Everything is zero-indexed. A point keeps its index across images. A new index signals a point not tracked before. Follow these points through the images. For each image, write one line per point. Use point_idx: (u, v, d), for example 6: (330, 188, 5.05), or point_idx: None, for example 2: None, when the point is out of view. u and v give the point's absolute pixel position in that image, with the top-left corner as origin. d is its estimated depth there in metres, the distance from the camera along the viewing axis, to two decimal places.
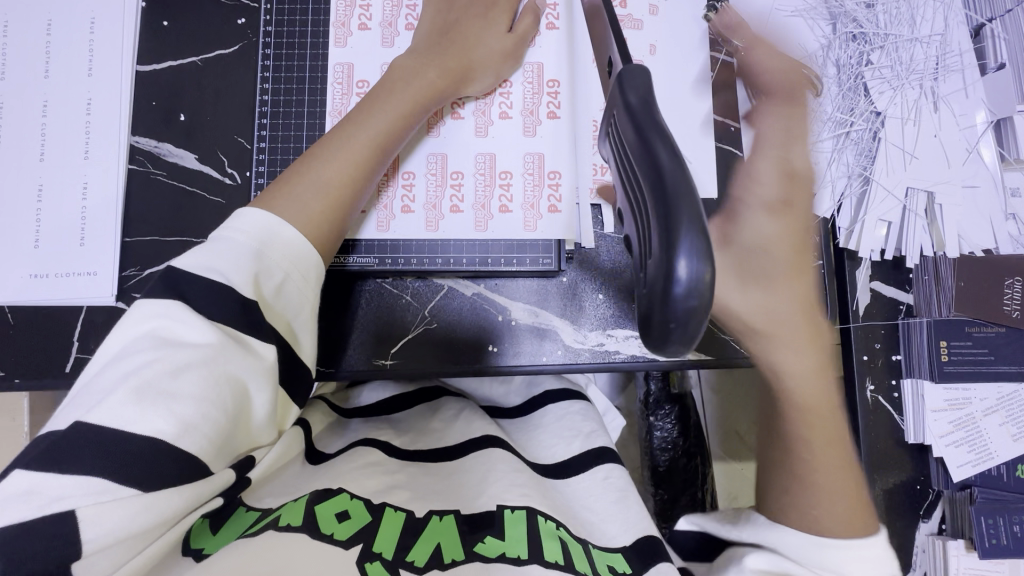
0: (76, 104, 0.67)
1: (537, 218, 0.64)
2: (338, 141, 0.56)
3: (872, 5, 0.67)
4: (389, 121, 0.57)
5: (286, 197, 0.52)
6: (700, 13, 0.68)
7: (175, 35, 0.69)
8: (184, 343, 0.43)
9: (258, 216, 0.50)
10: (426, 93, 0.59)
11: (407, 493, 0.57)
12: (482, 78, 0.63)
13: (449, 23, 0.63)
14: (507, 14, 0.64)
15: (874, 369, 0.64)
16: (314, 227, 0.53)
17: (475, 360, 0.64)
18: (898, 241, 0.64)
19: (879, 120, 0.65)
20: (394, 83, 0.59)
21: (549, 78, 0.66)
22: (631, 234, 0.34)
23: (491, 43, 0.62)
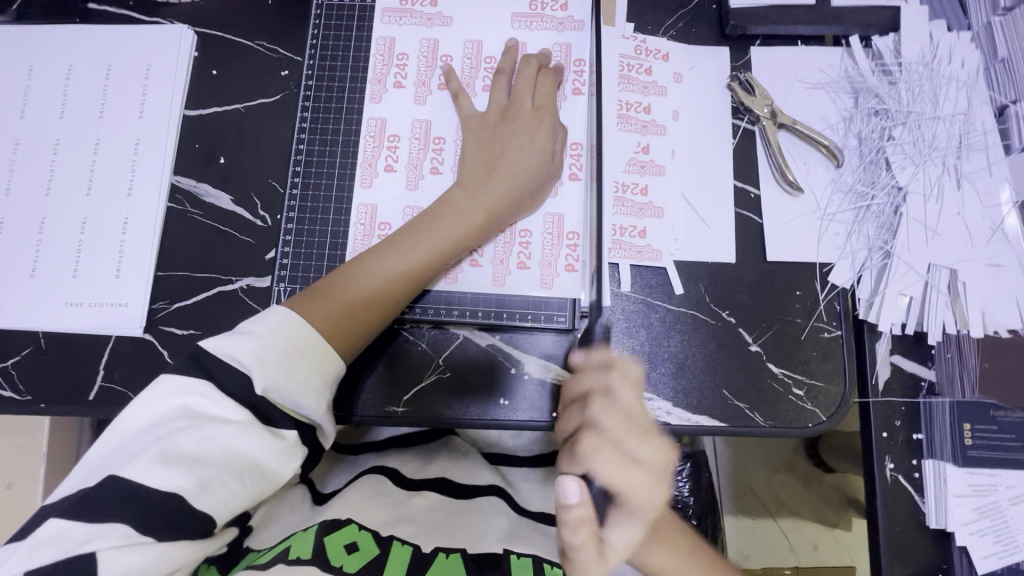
0: (125, 143, 0.71)
1: (554, 276, 0.65)
2: (376, 262, 0.59)
3: (895, 82, 0.68)
4: (426, 254, 0.60)
5: (321, 310, 0.56)
6: (724, 83, 0.71)
7: (223, 83, 0.73)
8: (213, 416, 0.47)
9: (288, 323, 0.53)
10: (466, 232, 0.61)
11: (414, 527, 0.60)
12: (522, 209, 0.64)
13: (493, 145, 0.65)
14: (551, 136, 0.65)
15: (893, 447, 0.62)
16: (341, 341, 0.56)
17: (486, 413, 0.64)
18: (920, 316, 0.64)
19: (901, 194, 0.65)
20: (438, 214, 0.62)
21: (573, 141, 0.68)
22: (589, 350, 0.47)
23: (533, 176, 0.64)
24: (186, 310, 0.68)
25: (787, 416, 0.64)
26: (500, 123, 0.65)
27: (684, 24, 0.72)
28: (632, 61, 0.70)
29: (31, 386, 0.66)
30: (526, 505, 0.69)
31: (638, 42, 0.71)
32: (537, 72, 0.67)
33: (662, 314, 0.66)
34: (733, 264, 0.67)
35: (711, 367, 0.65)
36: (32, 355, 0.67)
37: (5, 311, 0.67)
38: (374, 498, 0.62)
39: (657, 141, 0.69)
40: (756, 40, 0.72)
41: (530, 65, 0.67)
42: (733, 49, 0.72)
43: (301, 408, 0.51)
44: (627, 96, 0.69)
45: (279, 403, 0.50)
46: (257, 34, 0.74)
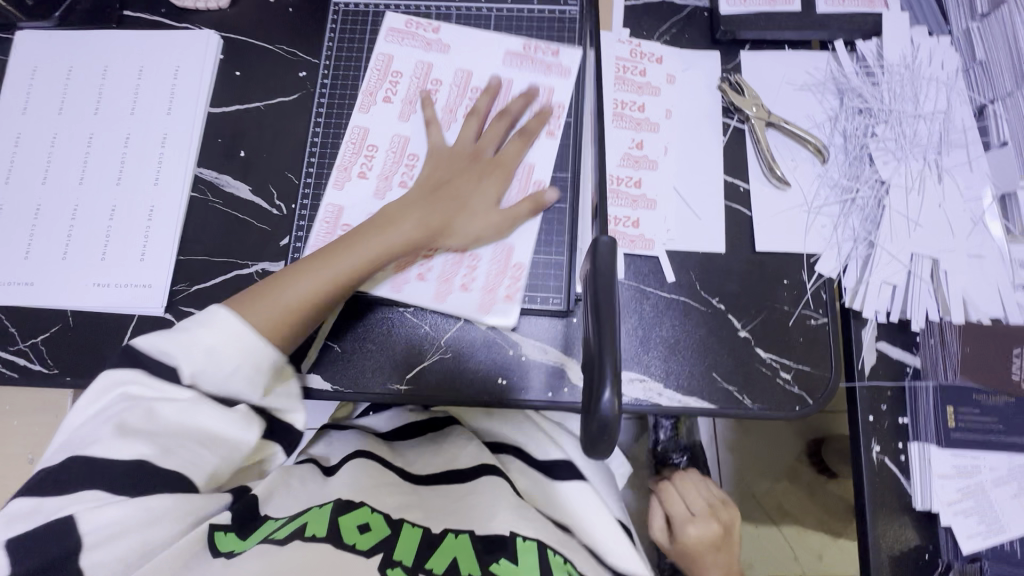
0: (153, 137, 0.76)
1: (547, 262, 0.68)
2: (312, 269, 0.62)
3: (877, 83, 0.71)
4: (355, 261, 0.62)
5: (257, 307, 0.59)
6: (714, 84, 0.75)
7: (245, 83, 0.78)
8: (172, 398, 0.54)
9: (225, 322, 0.56)
10: (396, 246, 0.63)
11: (421, 513, 0.62)
12: (456, 236, 0.66)
13: (442, 179, 0.67)
14: (499, 186, 0.68)
15: (880, 430, 0.64)
16: (276, 337, 0.59)
17: (485, 392, 0.67)
18: (903, 304, 0.66)
19: (884, 188, 0.68)
20: (377, 226, 0.64)
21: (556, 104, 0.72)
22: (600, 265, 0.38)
23: (477, 211, 0.67)
24: (204, 292, 0.72)
25: (775, 399, 0.66)
26: (448, 161, 0.68)
27: (677, 30, 0.77)
28: (628, 64, 0.75)
29: (58, 361, 0.70)
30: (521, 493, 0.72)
31: (634, 46, 0.75)
32: (506, 126, 0.70)
33: (655, 300, 0.69)
34: (723, 254, 0.70)
35: (702, 352, 0.67)
36: (61, 332, 0.71)
37: (37, 290, 0.71)
38: (384, 485, 0.65)
39: (651, 138, 0.72)
40: (746, 44, 0.76)
41: (499, 115, 0.70)
42: (723, 53, 0.76)
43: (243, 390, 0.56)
44: (623, 95, 0.73)
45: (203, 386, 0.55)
46: (278, 38, 0.80)
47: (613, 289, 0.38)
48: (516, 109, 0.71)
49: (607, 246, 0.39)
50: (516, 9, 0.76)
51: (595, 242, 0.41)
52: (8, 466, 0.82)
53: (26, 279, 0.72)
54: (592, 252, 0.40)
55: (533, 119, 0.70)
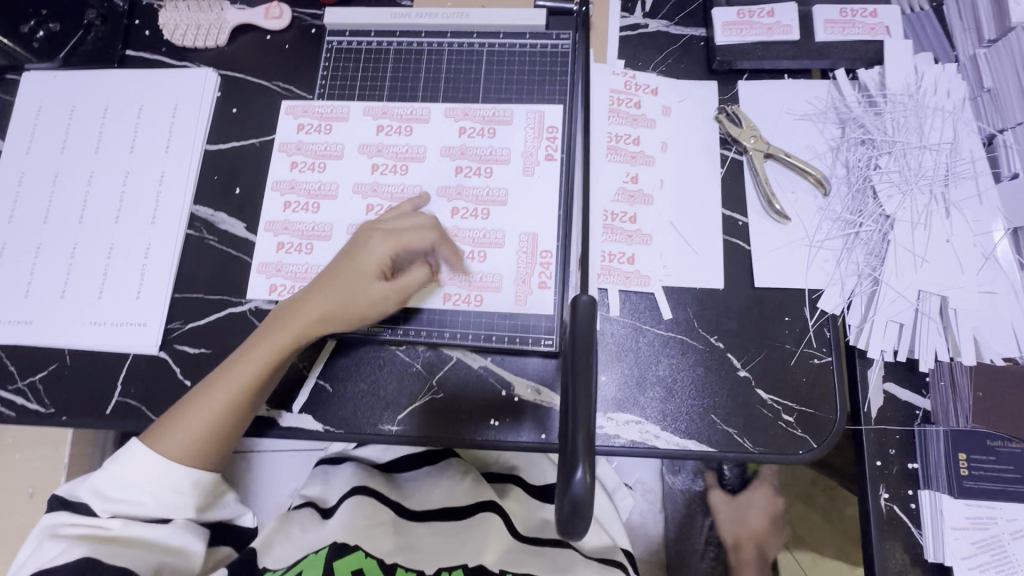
0: (151, 175, 0.77)
1: (528, 293, 0.67)
2: (208, 390, 0.61)
3: (880, 112, 0.69)
4: (249, 369, 0.61)
5: (165, 432, 0.60)
6: (711, 115, 0.73)
7: (241, 120, 0.79)
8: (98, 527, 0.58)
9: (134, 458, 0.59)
10: (288, 344, 0.61)
11: (417, 556, 0.62)
12: (349, 321, 0.62)
13: (339, 253, 0.63)
14: (396, 266, 0.63)
15: (888, 476, 0.61)
16: (188, 458, 0.60)
17: (476, 433, 0.66)
18: (911, 343, 0.63)
19: (889, 222, 0.66)
20: (270, 325, 0.62)
21: (549, 125, 0.72)
22: (574, 319, 0.38)
23: (360, 306, 0.61)
24: (199, 329, 0.72)
25: (777, 443, 0.63)
26: (356, 232, 0.64)
27: (673, 60, 0.76)
28: (622, 96, 0.74)
29: (54, 400, 0.71)
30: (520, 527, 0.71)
31: (630, 77, 0.74)
32: (414, 192, 0.65)
33: (651, 338, 0.67)
34: (721, 290, 0.68)
35: (700, 392, 0.65)
36: (58, 370, 0.72)
37: (35, 329, 0.72)
38: (380, 526, 0.64)
39: (646, 171, 0.71)
40: (744, 74, 0.74)
41: (406, 200, 0.65)
42: (721, 83, 0.74)
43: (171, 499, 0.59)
44: (617, 128, 0.72)
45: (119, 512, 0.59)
46: (274, 75, 0.80)
47: (591, 354, 0.36)
48: (429, 178, 0.65)
49: (585, 307, 0.38)
50: (508, 44, 0.75)
51: (575, 300, 0.39)
52: (9, 499, 0.83)
53: (26, 318, 0.73)
54: (571, 313, 0.39)
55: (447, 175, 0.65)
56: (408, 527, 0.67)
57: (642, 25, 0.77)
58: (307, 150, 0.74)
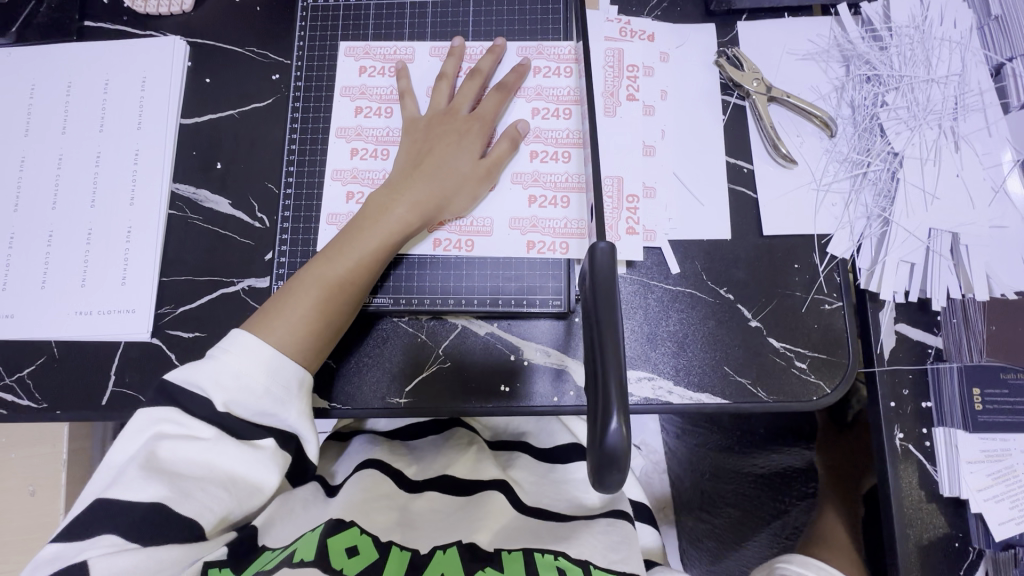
0: (126, 154, 0.73)
1: (616, 239, 0.65)
2: (311, 284, 0.60)
3: (886, 47, 0.67)
4: (359, 256, 0.60)
5: (267, 325, 0.58)
6: (711, 59, 0.70)
7: (216, 90, 0.75)
8: (196, 437, 0.53)
9: (244, 342, 0.56)
10: (395, 230, 0.61)
11: (419, 532, 0.59)
12: (456, 200, 0.63)
13: (422, 151, 0.64)
14: (480, 139, 0.64)
15: (902, 416, 0.61)
16: (298, 351, 0.58)
17: (488, 400, 0.65)
18: (922, 282, 0.63)
19: (897, 160, 0.64)
20: (366, 221, 0.61)
21: (629, 64, 0.70)
22: (594, 263, 0.36)
23: (468, 154, 0.63)
24: (190, 313, 0.69)
25: (791, 391, 0.63)
26: (430, 131, 0.64)
27: (668, 3, 0.72)
28: (618, 43, 0.70)
29: (46, 395, 0.68)
30: (527, 498, 0.68)
31: (625, 22, 0.71)
32: (477, 84, 0.66)
33: (659, 293, 0.66)
34: (729, 240, 0.66)
35: (709, 344, 0.64)
36: (47, 364, 0.69)
37: (18, 323, 0.69)
38: (382, 503, 0.62)
39: (647, 121, 0.68)
40: (743, 14, 0.71)
41: (469, 76, 0.66)
42: (718, 26, 0.71)
43: (273, 414, 0.56)
44: (616, 76, 0.69)
45: (241, 412, 0.55)
46: (247, 40, 0.75)
47: (615, 300, 0.35)
48: (488, 67, 0.67)
49: (606, 254, 0.36)
50: None
51: (591, 249, 0.37)
52: (10, 499, 0.80)
53: (7, 312, 0.69)
54: (587, 263, 0.37)
55: (513, 74, 0.66)
56: (411, 504, 0.65)
57: None
58: (346, 106, 0.70)
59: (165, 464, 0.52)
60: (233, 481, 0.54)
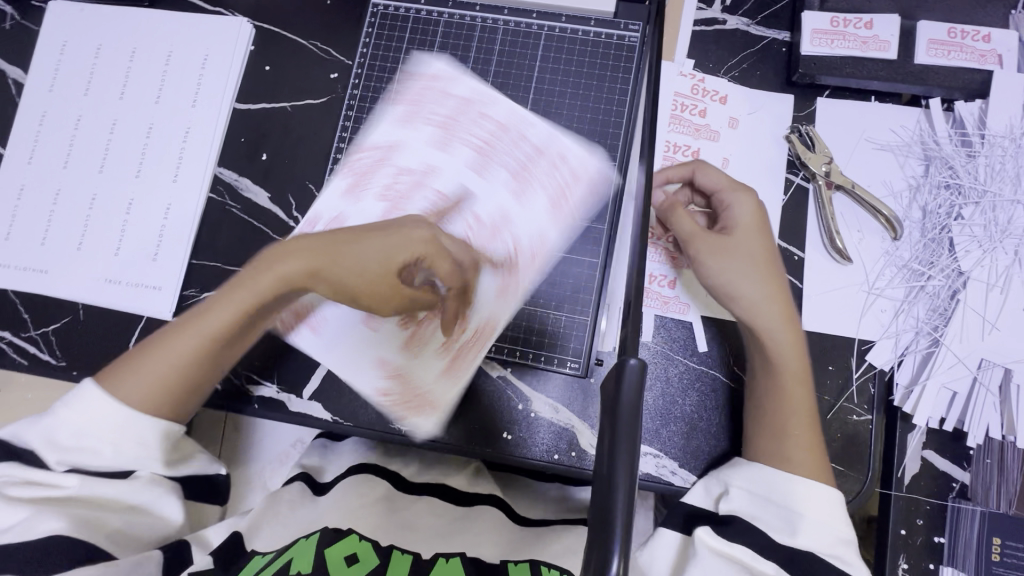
0: (176, 130, 0.73)
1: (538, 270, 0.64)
2: (180, 341, 0.58)
3: (974, 155, 0.62)
4: (218, 320, 0.58)
5: (119, 378, 0.56)
6: (783, 133, 0.67)
7: (274, 80, 0.74)
8: (56, 487, 0.52)
9: (88, 395, 0.55)
10: (257, 296, 0.59)
11: (421, 535, 0.58)
12: (329, 279, 0.60)
13: (328, 237, 0.61)
14: (388, 233, 0.61)
15: (911, 547, 0.59)
16: (149, 405, 0.56)
17: (489, 444, 0.64)
18: (962, 413, 0.59)
19: (960, 279, 0.61)
20: (242, 283, 0.60)
21: (700, 127, 0.67)
22: (624, 384, 0.34)
23: (375, 243, 0.61)
24: None
25: None
26: (363, 222, 0.62)
27: (748, 66, 0.68)
28: (687, 101, 0.67)
29: (66, 353, 0.70)
30: (518, 510, 0.67)
31: (697, 82, 0.67)
32: (448, 167, 0.64)
33: (682, 369, 0.64)
34: None
35: (722, 429, 0.62)
36: (71, 324, 0.70)
37: (50, 279, 0.71)
38: (375, 504, 0.60)
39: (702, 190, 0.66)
40: (826, 90, 0.67)
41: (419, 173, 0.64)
42: (798, 98, 0.67)
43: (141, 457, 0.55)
44: (676, 137, 0.66)
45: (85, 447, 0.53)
46: (312, 33, 0.74)
47: (636, 429, 0.33)
48: (514, 146, 0.66)
49: (634, 375, 0.34)
50: (570, 30, 0.69)
51: (620, 364, 0.35)
52: None
53: (42, 267, 0.71)
54: (612, 376, 0.35)
55: (535, 160, 0.66)
56: (405, 503, 0.62)
57: (719, 20, 0.69)
58: (391, 135, 0.69)
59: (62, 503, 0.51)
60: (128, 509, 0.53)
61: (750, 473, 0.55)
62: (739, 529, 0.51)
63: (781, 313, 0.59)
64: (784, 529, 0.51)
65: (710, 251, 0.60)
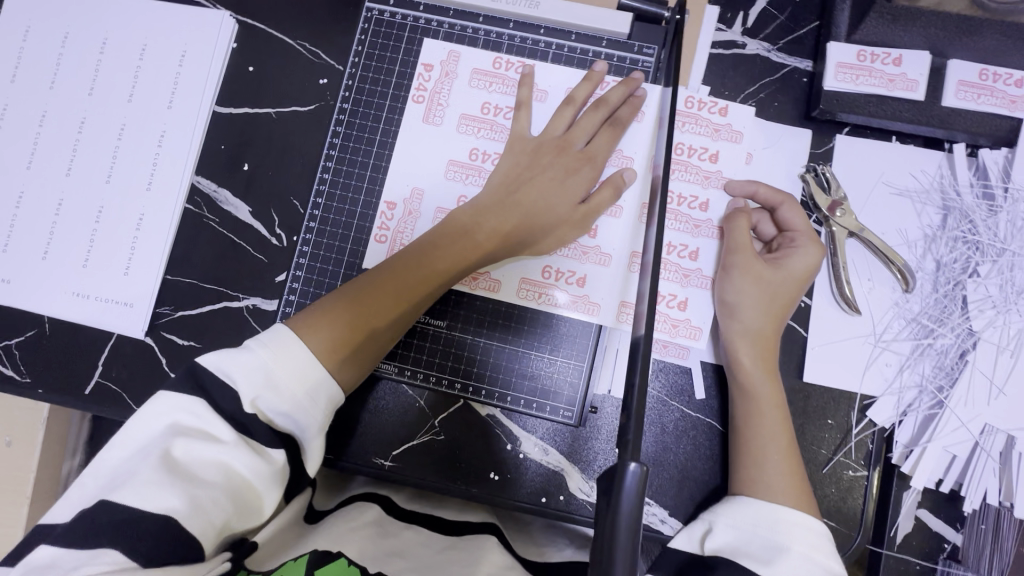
0: (150, 134, 0.68)
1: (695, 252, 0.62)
2: (383, 295, 0.55)
3: (996, 211, 0.60)
4: (425, 276, 0.57)
5: (314, 327, 0.51)
6: (797, 170, 0.63)
7: (258, 82, 0.68)
8: (215, 440, 0.45)
9: (285, 338, 0.49)
10: (470, 253, 0.58)
11: (405, 563, 0.49)
12: (532, 240, 0.60)
13: (521, 177, 0.61)
14: (583, 184, 0.61)
15: None
16: (342, 362, 0.52)
17: (474, 484, 0.61)
18: (960, 475, 0.58)
19: (971, 340, 0.58)
20: (446, 240, 0.58)
21: (713, 172, 0.62)
22: (621, 486, 0.32)
23: (564, 202, 0.60)
24: (189, 320, 0.66)
25: None
26: (535, 156, 0.61)
27: (766, 95, 0.64)
28: (696, 146, 0.63)
29: (31, 369, 0.66)
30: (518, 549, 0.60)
31: (717, 121, 0.63)
32: (598, 118, 0.61)
33: (676, 415, 0.61)
34: None
35: (714, 482, 0.60)
36: (36, 339, 0.66)
37: (14, 290, 0.66)
38: (367, 526, 0.53)
39: (707, 246, 0.62)
40: (845, 127, 0.63)
41: (595, 106, 0.61)
42: (816, 133, 0.63)
43: (304, 429, 0.48)
44: (682, 186, 0.62)
45: (268, 416, 0.47)
46: (300, 32, 0.68)
47: (633, 536, 0.32)
48: (616, 100, 0.61)
49: (634, 482, 0.32)
50: (579, 49, 0.64)
51: (616, 463, 0.33)
52: None
53: (4, 276, 0.66)
54: (610, 475, 0.33)
55: (627, 107, 0.61)
56: (394, 528, 0.55)
57: (739, 44, 0.64)
58: (475, 79, 0.65)
59: (186, 470, 0.43)
60: (238, 491, 0.45)
61: (738, 507, 0.50)
62: (727, 570, 0.46)
63: (761, 362, 0.56)
64: (763, 559, 0.46)
65: (751, 273, 0.57)
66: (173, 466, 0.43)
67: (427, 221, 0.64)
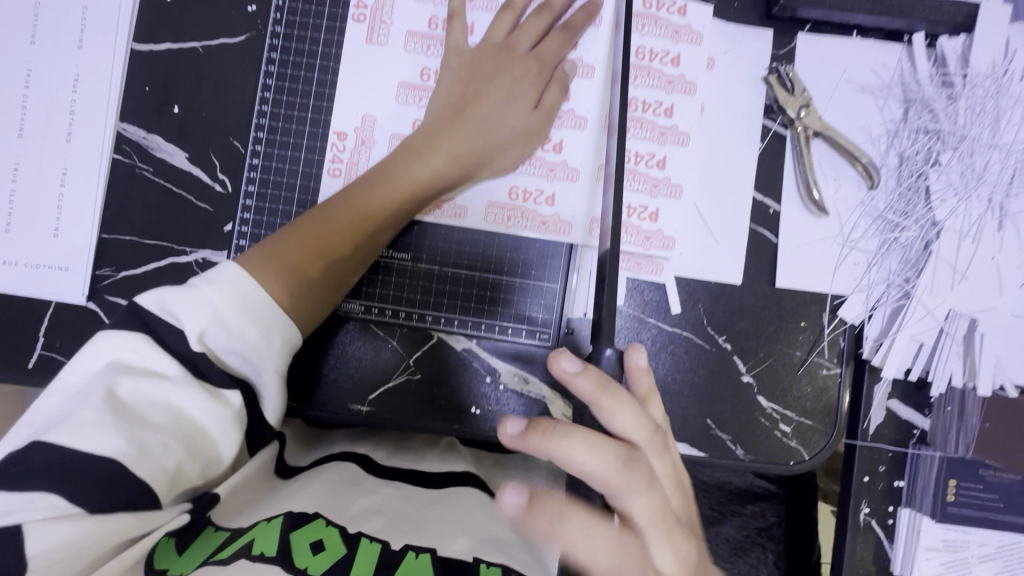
0: (62, 79, 0.61)
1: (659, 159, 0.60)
2: (337, 228, 0.52)
3: (955, 97, 0.60)
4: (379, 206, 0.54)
5: (266, 266, 0.48)
6: (760, 74, 0.61)
7: (177, 12, 0.62)
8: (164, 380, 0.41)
9: (234, 273, 0.45)
10: (425, 180, 0.56)
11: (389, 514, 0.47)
12: (489, 161, 0.57)
13: (468, 95, 0.58)
14: (533, 91, 0.58)
15: (871, 492, 0.61)
16: (297, 301, 0.49)
17: (456, 420, 0.60)
18: (927, 362, 0.60)
19: (935, 230, 0.59)
20: (397, 168, 0.55)
21: (675, 75, 0.60)
22: None
23: (517, 115, 0.57)
24: (135, 280, 0.61)
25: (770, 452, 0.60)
26: (480, 71, 0.58)
27: None
28: (657, 50, 0.60)
29: None
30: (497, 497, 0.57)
31: (677, 23, 0.60)
32: (543, 22, 0.58)
33: (654, 331, 0.61)
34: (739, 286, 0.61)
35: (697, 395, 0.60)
36: None
37: None
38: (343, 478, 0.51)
39: (674, 155, 0.60)
40: (807, 23, 0.61)
41: (538, 10, 0.58)
42: (777, 33, 0.61)
43: (257, 369, 0.45)
44: (645, 93, 0.60)
45: (217, 354, 0.43)
46: None
47: None
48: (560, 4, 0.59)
49: None
50: None
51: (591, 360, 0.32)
52: None
53: None
54: None
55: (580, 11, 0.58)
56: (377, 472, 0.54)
57: None
58: None
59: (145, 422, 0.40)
60: (192, 433, 0.42)
61: None
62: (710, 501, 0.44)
63: None
64: None
65: None
66: (122, 414, 0.39)
67: (382, 146, 0.60)
